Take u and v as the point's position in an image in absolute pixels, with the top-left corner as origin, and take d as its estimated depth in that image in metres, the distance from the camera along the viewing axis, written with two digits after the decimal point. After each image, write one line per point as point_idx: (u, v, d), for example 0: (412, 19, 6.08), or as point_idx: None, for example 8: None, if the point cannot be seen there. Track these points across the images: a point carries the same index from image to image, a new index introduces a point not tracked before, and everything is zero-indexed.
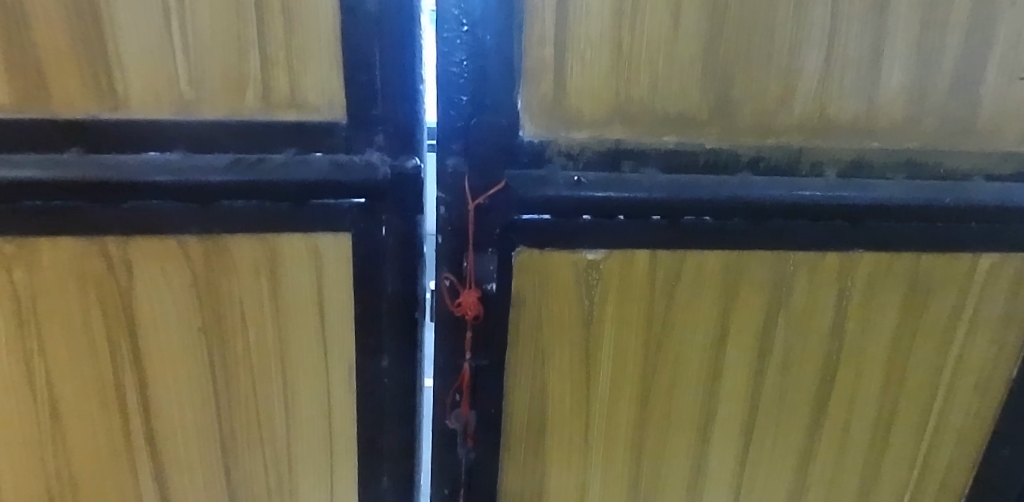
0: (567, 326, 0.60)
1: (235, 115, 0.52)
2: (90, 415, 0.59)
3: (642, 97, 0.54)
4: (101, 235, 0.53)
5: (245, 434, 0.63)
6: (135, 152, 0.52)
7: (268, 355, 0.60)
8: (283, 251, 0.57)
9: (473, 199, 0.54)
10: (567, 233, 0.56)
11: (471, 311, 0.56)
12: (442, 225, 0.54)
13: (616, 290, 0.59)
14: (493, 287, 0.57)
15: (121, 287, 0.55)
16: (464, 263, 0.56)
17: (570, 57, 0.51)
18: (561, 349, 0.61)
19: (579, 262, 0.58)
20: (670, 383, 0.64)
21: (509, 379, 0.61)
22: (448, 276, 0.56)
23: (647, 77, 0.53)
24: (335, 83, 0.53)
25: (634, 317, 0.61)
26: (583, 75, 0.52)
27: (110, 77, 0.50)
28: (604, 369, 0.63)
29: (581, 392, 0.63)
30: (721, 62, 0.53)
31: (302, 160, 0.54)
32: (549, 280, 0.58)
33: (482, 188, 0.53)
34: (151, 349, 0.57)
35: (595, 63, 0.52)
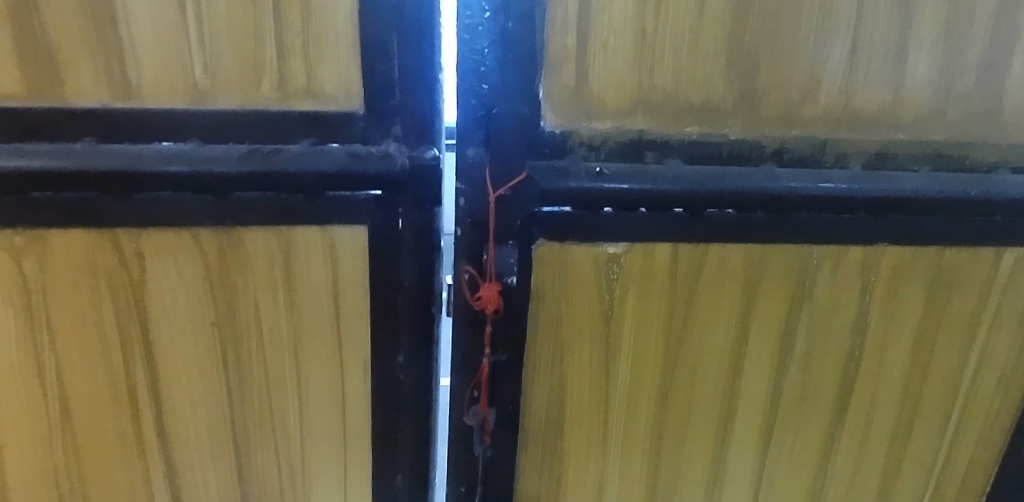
0: (587, 324, 0.58)
1: (250, 104, 0.51)
2: (102, 408, 0.58)
3: (667, 86, 0.51)
4: (114, 226, 0.52)
5: (256, 428, 0.62)
6: (148, 142, 0.51)
7: (280, 349, 0.59)
8: (297, 244, 0.55)
9: (494, 190, 0.52)
10: (588, 226, 0.54)
11: (491, 304, 0.54)
12: (461, 217, 0.52)
13: (637, 286, 0.57)
14: (513, 281, 0.54)
15: (133, 279, 0.55)
16: (483, 255, 0.54)
17: (592, 44, 0.49)
18: (580, 347, 0.58)
19: (599, 257, 0.55)
20: (690, 384, 0.62)
21: (527, 377, 0.59)
22: (467, 269, 0.54)
23: (671, 66, 0.51)
24: (352, 72, 0.51)
25: (654, 317, 0.58)
26: (606, 63, 0.50)
27: (123, 66, 0.49)
28: (624, 368, 0.60)
29: (600, 391, 0.61)
30: (751, 50, 0.51)
31: (318, 151, 0.53)
32: (569, 275, 0.55)
33: (503, 179, 0.51)
34: (162, 340, 0.57)
35: (618, 51, 0.50)
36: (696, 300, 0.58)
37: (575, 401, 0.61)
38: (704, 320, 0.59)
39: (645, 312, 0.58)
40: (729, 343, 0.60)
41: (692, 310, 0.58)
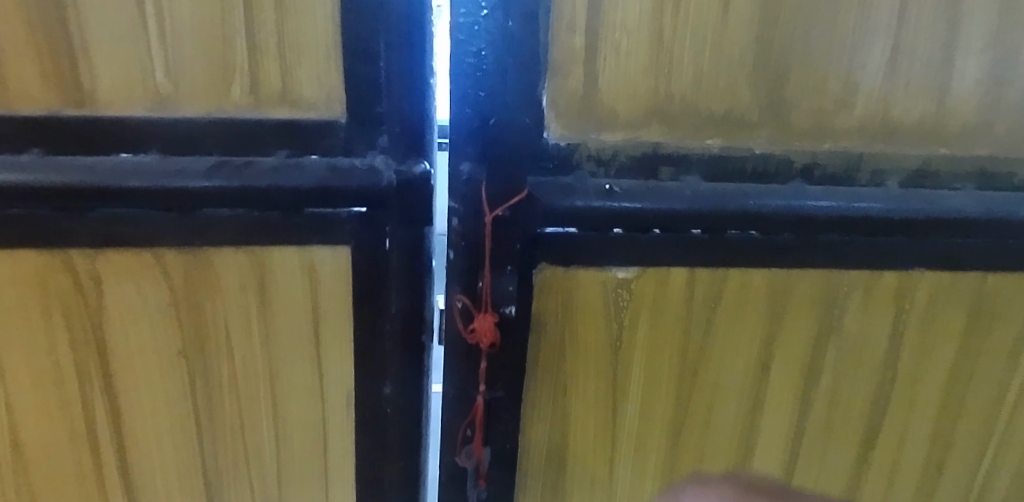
0: (593, 356, 0.52)
1: (219, 111, 0.46)
2: (58, 445, 0.53)
3: (686, 94, 0.46)
4: (67, 246, 0.47)
5: (229, 464, 0.57)
6: (104, 153, 0.45)
7: (255, 379, 0.54)
8: (273, 265, 0.50)
9: (490, 210, 0.46)
10: (595, 249, 0.48)
11: (485, 339, 0.49)
12: (454, 239, 0.47)
13: (649, 315, 0.51)
14: (512, 311, 0.49)
15: (90, 304, 0.49)
16: (479, 282, 0.48)
17: (603, 46, 0.44)
18: (585, 381, 0.53)
19: (608, 283, 0.50)
20: (705, 419, 0.56)
21: (527, 413, 0.53)
22: (461, 298, 0.49)
23: (692, 71, 0.45)
24: (334, 76, 0.46)
25: (667, 348, 0.53)
26: (619, 67, 0.45)
27: (75, 68, 0.43)
28: (633, 403, 0.54)
29: (607, 429, 0.55)
30: (781, 54, 0.46)
31: (295, 163, 0.47)
32: (574, 302, 0.50)
33: (501, 197, 0.46)
34: (123, 371, 0.52)
35: (632, 54, 0.44)
36: (714, 330, 0.53)
37: (580, 438, 0.55)
38: (725, 349, 0.54)
39: (658, 343, 0.52)
40: (752, 375, 0.55)
41: (709, 340, 0.53)
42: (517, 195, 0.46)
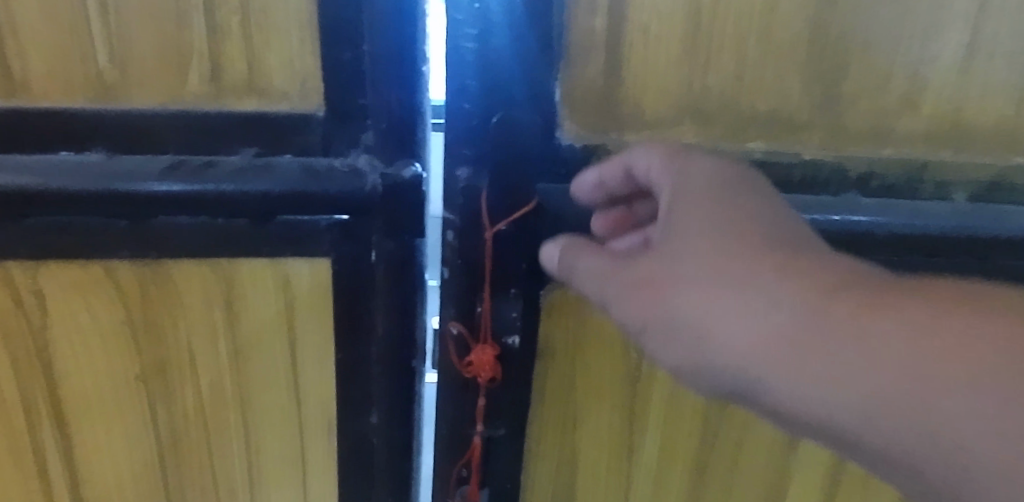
0: (606, 386, 0.46)
1: (175, 103, 0.39)
2: (5, 476, 0.47)
3: (724, 88, 0.39)
4: (1, 258, 0.41)
5: (198, 498, 0.51)
6: (43, 150, 0.39)
7: (224, 407, 0.48)
8: (241, 281, 0.44)
9: (491, 225, 0.41)
10: None
11: (484, 373, 0.44)
12: (450, 255, 0.42)
13: None
14: (516, 341, 0.44)
15: (32, 324, 0.43)
16: (478, 308, 0.43)
17: (630, 30, 0.37)
18: (597, 411, 0.47)
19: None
20: (735, 457, 0.49)
21: (532, 442, 0.48)
22: (456, 326, 0.44)
23: (734, 59, 0.38)
24: (309, 63, 0.39)
25: None
26: (647, 55, 0.38)
27: (2, 51, 0.37)
28: (651, 438, 0.48)
29: (620, 461, 0.50)
30: (842, 41, 0.38)
31: (264, 163, 0.40)
32: (585, 328, 0.44)
33: (504, 208, 0.41)
34: (74, 398, 0.45)
35: (664, 39, 0.37)
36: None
37: (590, 470, 0.50)
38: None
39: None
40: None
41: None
42: (524, 209, 0.41)
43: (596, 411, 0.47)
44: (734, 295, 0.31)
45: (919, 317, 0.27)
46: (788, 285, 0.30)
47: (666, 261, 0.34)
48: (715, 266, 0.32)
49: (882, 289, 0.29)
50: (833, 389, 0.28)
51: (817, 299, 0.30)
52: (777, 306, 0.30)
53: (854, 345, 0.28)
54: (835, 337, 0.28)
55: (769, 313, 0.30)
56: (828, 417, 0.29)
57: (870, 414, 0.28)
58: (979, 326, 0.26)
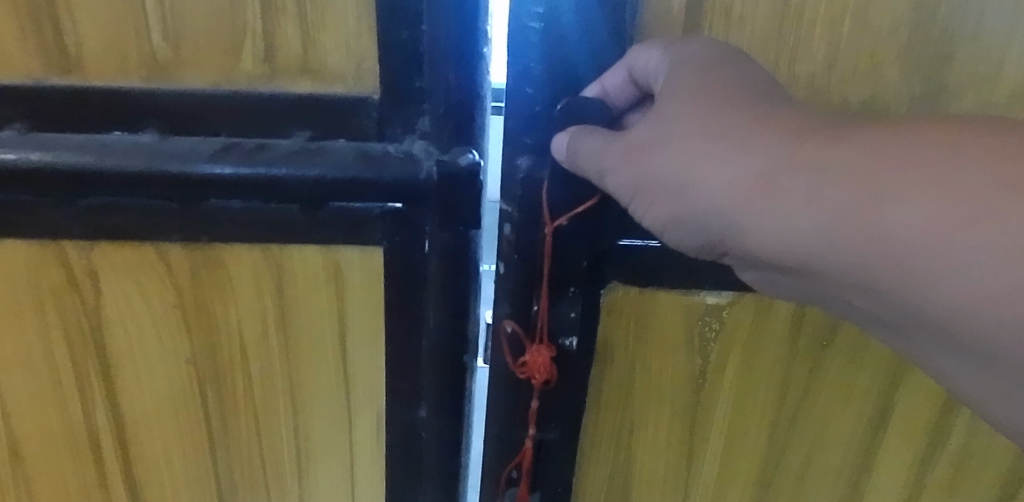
0: (669, 390, 0.45)
1: (229, 83, 0.38)
2: (60, 455, 0.48)
3: (812, 75, 0.36)
4: (59, 237, 0.41)
5: (246, 483, 0.50)
6: (97, 130, 0.38)
7: (274, 394, 0.47)
8: (292, 268, 0.42)
9: (550, 220, 0.38)
10: (678, 266, 0.40)
11: (539, 376, 0.41)
12: (506, 249, 0.40)
13: (742, 347, 0.43)
14: (574, 342, 0.42)
15: (87, 303, 0.43)
16: (534, 305, 0.41)
17: (711, 9, 0.35)
18: (658, 414, 0.46)
19: (693, 310, 0.42)
20: (804, 464, 0.47)
21: (588, 445, 0.47)
22: (510, 323, 0.42)
23: (825, 42, 0.35)
24: (365, 43, 0.37)
25: (761, 385, 0.44)
26: (730, 37, 0.35)
27: (58, 28, 0.36)
28: (714, 443, 0.47)
29: (681, 466, 0.48)
30: (949, 23, 0.34)
31: (318, 148, 0.39)
32: (649, 330, 0.43)
33: (565, 203, 0.37)
34: (127, 378, 0.45)
35: (749, 21, 0.35)
36: (822, 372, 0.44)
37: (648, 475, 0.49)
38: (837, 393, 0.44)
39: (751, 384, 0.44)
40: (867, 419, 0.45)
41: (815, 383, 0.44)
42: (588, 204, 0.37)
43: (657, 417, 0.46)
44: (714, 148, 0.29)
45: (903, 140, 0.26)
46: (768, 135, 0.28)
47: (653, 124, 0.32)
48: (695, 123, 0.30)
49: (868, 122, 0.27)
50: (811, 223, 0.27)
51: (795, 136, 0.28)
52: (754, 150, 0.28)
53: (850, 163, 0.26)
54: (816, 175, 0.27)
55: (743, 163, 0.29)
56: (811, 255, 0.28)
57: (833, 241, 0.27)
58: (959, 143, 0.24)
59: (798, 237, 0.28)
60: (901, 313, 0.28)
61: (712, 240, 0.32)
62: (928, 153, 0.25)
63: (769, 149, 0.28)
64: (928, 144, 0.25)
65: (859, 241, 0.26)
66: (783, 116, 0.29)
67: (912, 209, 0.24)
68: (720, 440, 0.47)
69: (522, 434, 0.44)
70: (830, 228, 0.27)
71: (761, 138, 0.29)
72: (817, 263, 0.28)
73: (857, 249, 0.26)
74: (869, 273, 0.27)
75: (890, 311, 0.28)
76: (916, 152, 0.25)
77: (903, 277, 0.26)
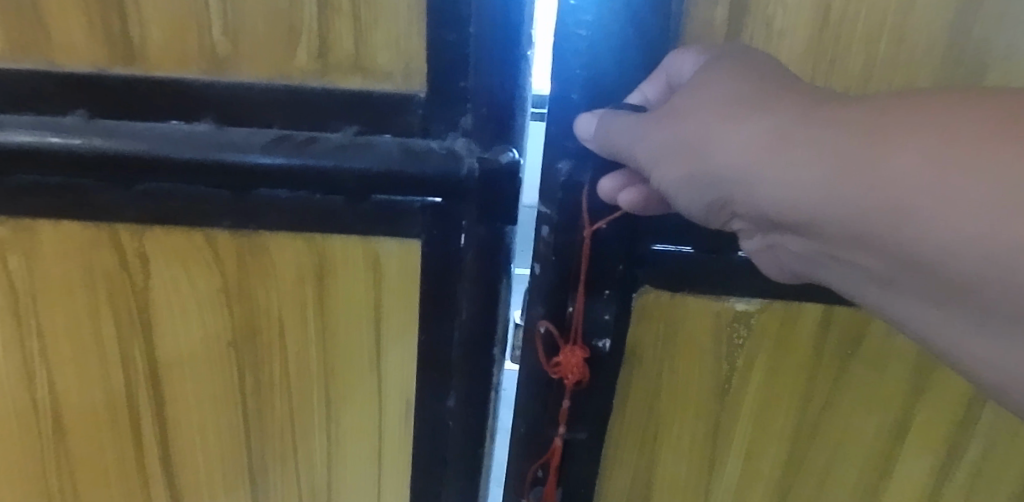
0: (694, 393, 0.46)
1: (283, 78, 0.39)
2: (100, 432, 0.50)
3: (849, 89, 0.37)
4: (112, 221, 0.42)
5: (277, 464, 0.52)
6: (157, 120, 0.40)
7: (309, 378, 0.49)
8: (334, 258, 0.44)
9: (591, 222, 0.39)
10: (711, 273, 0.42)
11: (572, 374, 0.42)
12: (544, 250, 0.41)
13: (768, 355, 0.44)
14: (607, 344, 0.43)
15: (135, 285, 0.45)
16: (569, 306, 0.42)
17: (751, 22, 0.36)
18: (682, 415, 0.47)
19: (723, 316, 0.43)
20: (824, 471, 0.48)
21: (612, 444, 0.48)
22: (543, 323, 0.43)
23: (862, 59, 0.37)
24: (415, 43, 0.38)
25: (786, 390, 0.45)
26: (770, 48, 0.37)
27: (124, 19, 0.38)
28: (737, 445, 0.48)
29: (702, 468, 0.49)
30: (985, 41, 0.36)
31: (364, 142, 0.40)
32: (677, 334, 0.44)
33: (606, 207, 0.39)
34: (169, 358, 0.47)
35: (788, 33, 0.36)
36: (848, 381, 0.45)
37: (668, 474, 0.50)
38: (861, 404, 0.45)
39: (774, 391, 0.46)
40: (891, 432, 0.46)
41: (839, 392, 0.45)
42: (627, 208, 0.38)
43: (680, 417, 0.47)
44: (730, 106, 0.30)
45: (913, 101, 0.25)
46: (789, 102, 0.29)
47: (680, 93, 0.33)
48: (717, 89, 0.31)
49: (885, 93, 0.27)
50: (812, 176, 0.27)
51: (812, 103, 0.28)
52: (768, 113, 0.29)
53: (859, 123, 0.25)
54: (824, 133, 0.27)
55: (757, 124, 0.29)
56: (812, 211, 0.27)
57: (833, 196, 0.26)
58: (968, 101, 0.23)
59: (799, 189, 0.27)
60: (900, 279, 0.26)
61: (722, 202, 0.32)
62: (932, 109, 0.24)
63: (785, 107, 0.28)
64: (937, 96, 0.24)
65: (859, 191, 0.25)
66: (806, 90, 0.29)
67: (911, 155, 0.24)
68: (742, 442, 0.48)
69: (552, 437, 0.46)
70: (835, 181, 0.26)
71: (780, 100, 0.29)
72: (818, 220, 0.28)
73: (857, 201, 0.25)
74: (865, 226, 0.26)
75: (886, 268, 0.27)
76: (921, 107, 0.24)
77: (899, 235, 0.25)
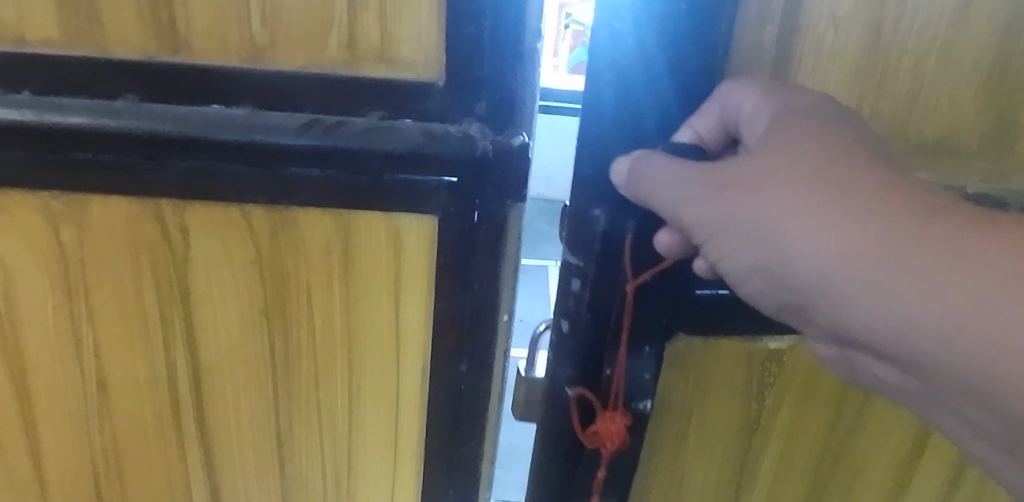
0: (734, 418, 0.58)
1: (314, 66, 0.43)
2: (141, 392, 0.54)
3: (897, 103, 0.44)
4: (155, 197, 0.46)
5: (303, 427, 0.57)
6: (198, 103, 0.44)
7: (334, 345, 0.53)
8: (358, 232, 0.48)
9: (633, 276, 0.47)
10: (734, 313, 0.51)
11: (615, 437, 0.51)
12: (581, 306, 0.49)
13: (795, 389, 0.56)
14: (646, 404, 0.53)
15: (175, 256, 0.49)
16: (608, 370, 0.51)
17: (801, 43, 0.42)
18: (723, 433, 0.59)
19: (757, 357, 0.54)
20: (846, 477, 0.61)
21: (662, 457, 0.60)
22: (579, 385, 0.52)
23: (909, 82, 0.43)
24: (435, 34, 0.42)
25: (814, 416, 0.57)
26: (821, 71, 0.43)
27: (171, 10, 0.41)
28: (771, 458, 0.60)
29: (740, 475, 0.61)
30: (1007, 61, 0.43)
31: (389, 126, 0.44)
32: (716, 374, 0.55)
33: (645, 265, 0.46)
34: (204, 323, 0.51)
35: (839, 53, 0.42)
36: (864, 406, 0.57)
37: (710, 481, 0.62)
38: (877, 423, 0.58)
39: (804, 415, 0.57)
40: (899, 437, 0.59)
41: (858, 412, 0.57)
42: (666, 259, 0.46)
43: (723, 437, 0.59)
44: (799, 207, 0.34)
45: (998, 248, 0.30)
46: (880, 216, 0.32)
47: (734, 168, 0.37)
48: (805, 186, 0.34)
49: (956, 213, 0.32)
50: (919, 310, 0.31)
51: (896, 216, 0.32)
52: (860, 225, 0.32)
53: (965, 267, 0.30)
54: (930, 266, 0.31)
55: (850, 237, 0.32)
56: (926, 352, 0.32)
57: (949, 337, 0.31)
58: None
59: (900, 318, 0.32)
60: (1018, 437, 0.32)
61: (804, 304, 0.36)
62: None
63: (878, 222, 0.32)
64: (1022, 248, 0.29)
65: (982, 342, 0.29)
66: (887, 190, 0.33)
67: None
68: (776, 455, 0.60)
69: (593, 471, 0.55)
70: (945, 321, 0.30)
71: (864, 210, 0.33)
72: (929, 359, 0.32)
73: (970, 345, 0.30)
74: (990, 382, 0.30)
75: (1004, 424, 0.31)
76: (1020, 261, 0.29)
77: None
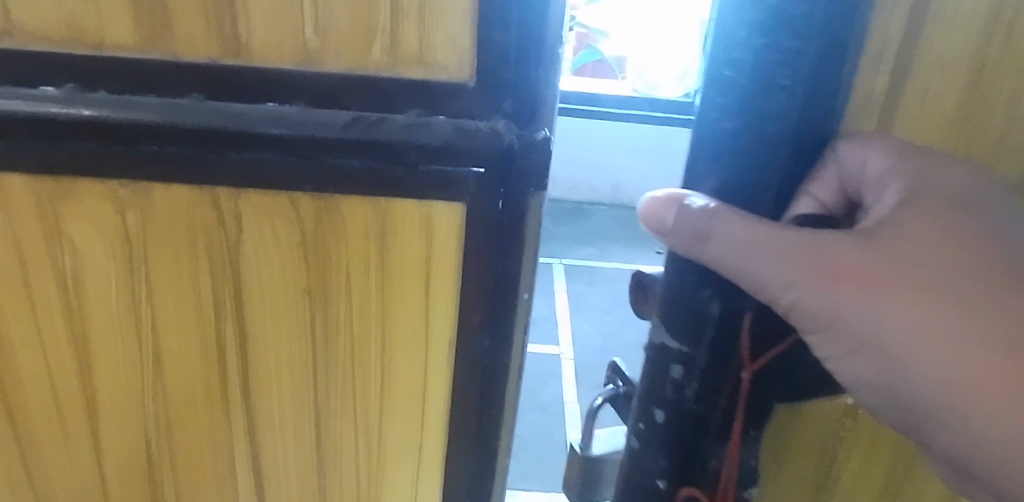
0: (804, 469, 0.61)
1: (357, 68, 0.48)
2: (193, 364, 0.59)
3: (991, 140, 0.46)
4: (213, 185, 0.52)
5: (339, 398, 0.62)
6: (254, 103, 0.49)
7: (369, 322, 0.58)
8: (393, 218, 0.54)
9: (745, 371, 0.48)
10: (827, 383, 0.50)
11: None
12: (689, 398, 0.50)
13: (864, 449, 0.60)
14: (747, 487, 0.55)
15: (228, 238, 0.54)
16: (715, 458, 0.53)
17: (909, 87, 0.45)
18: (789, 483, 0.62)
19: (841, 416, 0.58)
20: None
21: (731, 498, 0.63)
22: (685, 475, 0.54)
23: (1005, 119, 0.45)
24: (468, 40, 0.47)
25: (875, 476, 0.61)
26: (924, 109, 0.46)
27: (234, 17, 0.47)
28: None
29: None
30: None
31: (424, 122, 0.49)
32: (799, 430, 0.59)
33: (755, 353, 0.48)
34: (252, 300, 0.57)
35: (939, 99, 0.45)
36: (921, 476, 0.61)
37: None
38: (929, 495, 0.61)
39: (867, 473, 0.61)
40: None
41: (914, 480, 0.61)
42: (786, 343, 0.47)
43: (792, 484, 0.62)
44: (925, 322, 0.40)
45: None
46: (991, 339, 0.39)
47: (846, 262, 0.40)
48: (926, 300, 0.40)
49: None
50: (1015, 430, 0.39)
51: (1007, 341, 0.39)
52: (975, 350, 0.39)
53: None
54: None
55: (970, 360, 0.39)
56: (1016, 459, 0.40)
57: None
58: None
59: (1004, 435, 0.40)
60: None
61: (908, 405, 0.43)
62: None
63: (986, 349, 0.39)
64: None
65: None
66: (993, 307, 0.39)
67: None
68: None
69: None
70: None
71: (978, 330, 0.39)
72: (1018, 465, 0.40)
73: None
74: None
75: None
76: None
77: None
